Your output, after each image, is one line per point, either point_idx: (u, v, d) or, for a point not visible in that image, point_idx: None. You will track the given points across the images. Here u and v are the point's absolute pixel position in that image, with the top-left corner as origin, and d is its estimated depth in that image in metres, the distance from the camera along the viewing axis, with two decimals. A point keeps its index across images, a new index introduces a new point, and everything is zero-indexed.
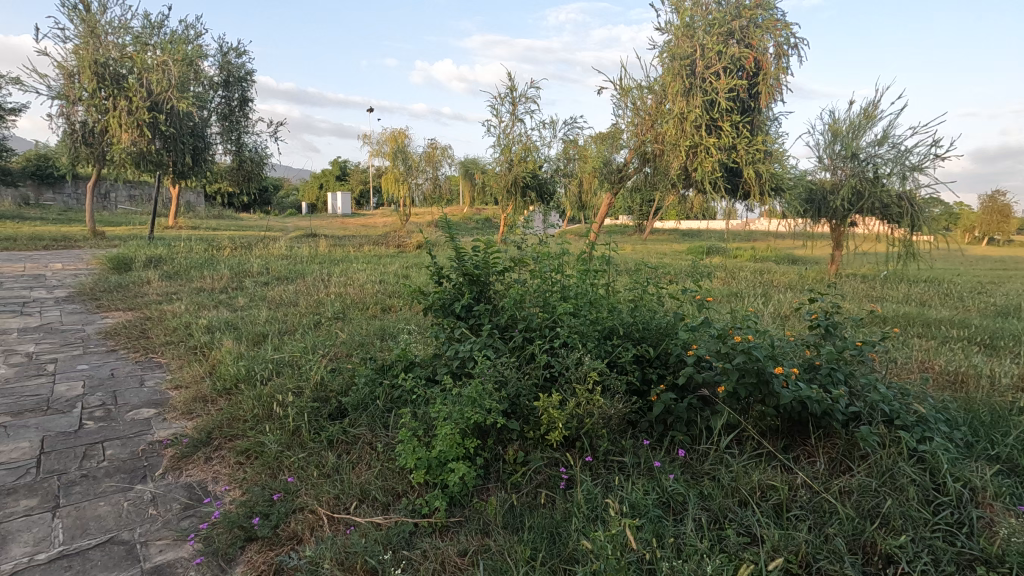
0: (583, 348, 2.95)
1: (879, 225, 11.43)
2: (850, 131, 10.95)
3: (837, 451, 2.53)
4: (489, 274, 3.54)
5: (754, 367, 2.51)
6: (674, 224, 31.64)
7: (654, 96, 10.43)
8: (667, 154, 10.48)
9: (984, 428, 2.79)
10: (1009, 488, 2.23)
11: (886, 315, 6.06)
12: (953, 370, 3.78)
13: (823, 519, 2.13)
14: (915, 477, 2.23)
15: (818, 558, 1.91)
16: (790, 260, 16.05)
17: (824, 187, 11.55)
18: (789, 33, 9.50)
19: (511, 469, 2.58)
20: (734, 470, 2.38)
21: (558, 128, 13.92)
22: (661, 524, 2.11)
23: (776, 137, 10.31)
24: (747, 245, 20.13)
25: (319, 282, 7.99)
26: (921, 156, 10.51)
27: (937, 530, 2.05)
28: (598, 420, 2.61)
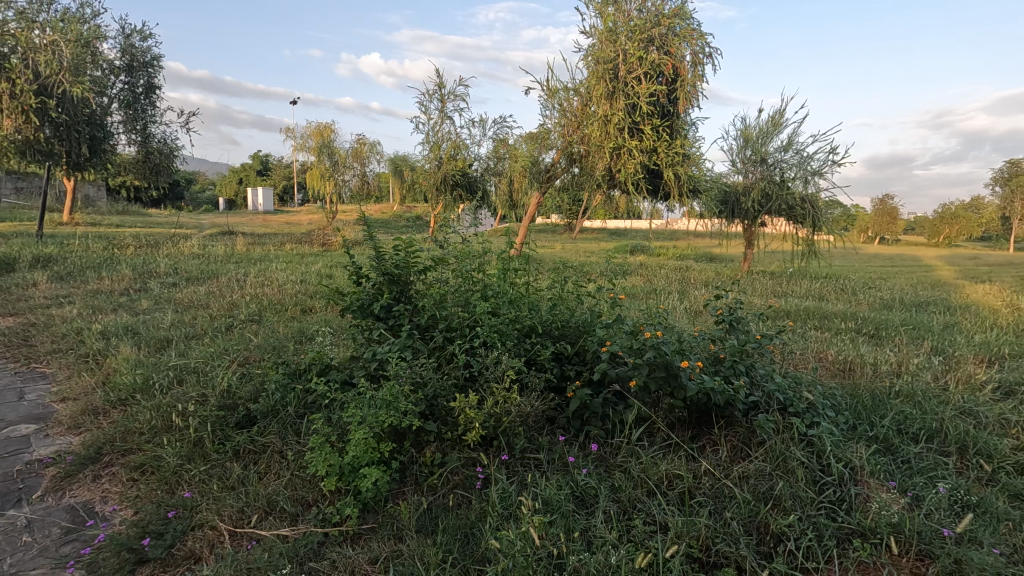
0: (502, 347, 2.96)
1: (786, 225, 12.31)
2: (760, 137, 11.69)
3: (738, 439, 2.68)
4: (410, 274, 3.47)
5: (663, 361, 2.63)
6: (602, 223, 32.63)
7: (581, 98, 10.69)
8: (592, 155, 10.77)
9: (866, 411, 3.06)
10: (883, 465, 2.46)
11: (789, 309, 6.52)
12: (842, 359, 4.13)
13: (722, 504, 2.26)
14: (804, 460, 2.41)
15: (717, 541, 2.02)
16: (708, 258, 16.97)
17: (737, 190, 12.28)
18: (704, 42, 9.97)
19: (427, 471, 2.55)
20: (643, 462, 2.48)
21: (487, 126, 13.94)
22: (573, 518, 2.15)
23: (694, 141, 10.78)
24: (670, 244, 21.04)
25: (234, 282, 7.56)
26: (821, 162, 11.40)
27: (821, 508, 2.22)
28: (515, 419, 2.63)
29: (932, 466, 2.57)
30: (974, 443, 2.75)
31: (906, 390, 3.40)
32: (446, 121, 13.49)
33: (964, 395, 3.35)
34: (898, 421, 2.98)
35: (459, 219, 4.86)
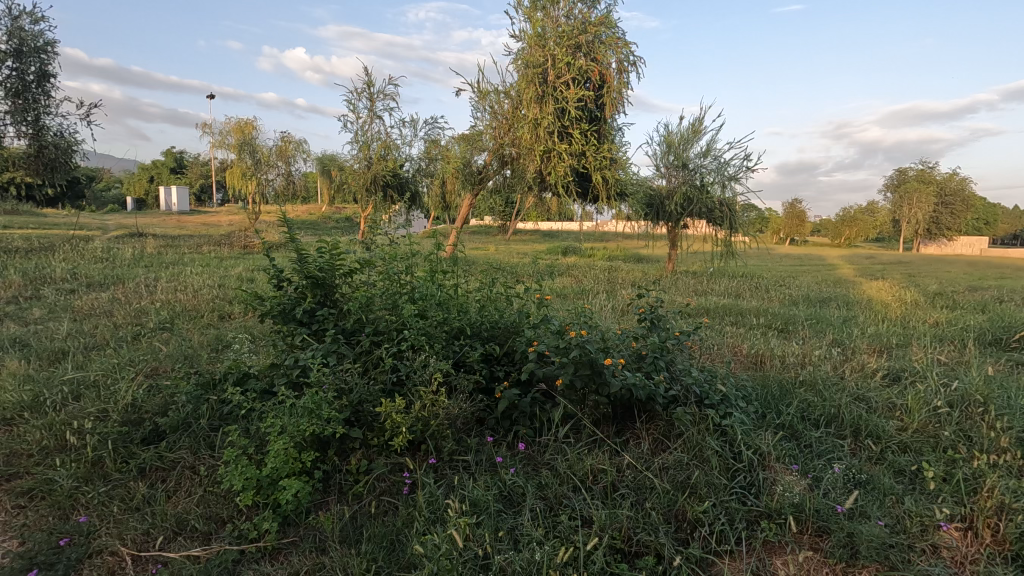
0: (429, 350, 2.94)
1: (706, 227, 12.99)
2: (682, 143, 12.27)
3: (658, 432, 2.80)
4: (335, 276, 3.36)
5: (587, 359, 2.70)
6: (535, 225, 33.10)
7: (511, 101, 10.79)
8: (523, 158, 10.90)
9: (774, 401, 3.29)
10: (788, 450, 2.65)
11: (708, 307, 6.89)
12: (755, 352, 4.42)
13: (643, 495, 2.35)
14: (718, 449, 2.55)
15: (637, 531, 2.10)
16: (635, 259, 17.61)
17: (661, 193, 12.82)
18: (628, 51, 10.32)
19: (352, 479, 2.49)
20: (569, 458, 2.54)
21: (418, 127, 13.76)
22: (500, 518, 2.17)
23: (620, 145, 11.14)
24: (600, 245, 21.65)
25: (143, 288, 7.02)
26: (737, 168, 12.12)
27: (733, 492, 2.36)
28: (443, 421, 2.61)
29: (830, 448, 2.80)
30: (866, 426, 3.02)
31: (809, 380, 3.68)
32: (376, 120, 13.19)
33: (858, 382, 3.68)
34: (801, 409, 3.23)
35: (390, 220, 4.77)
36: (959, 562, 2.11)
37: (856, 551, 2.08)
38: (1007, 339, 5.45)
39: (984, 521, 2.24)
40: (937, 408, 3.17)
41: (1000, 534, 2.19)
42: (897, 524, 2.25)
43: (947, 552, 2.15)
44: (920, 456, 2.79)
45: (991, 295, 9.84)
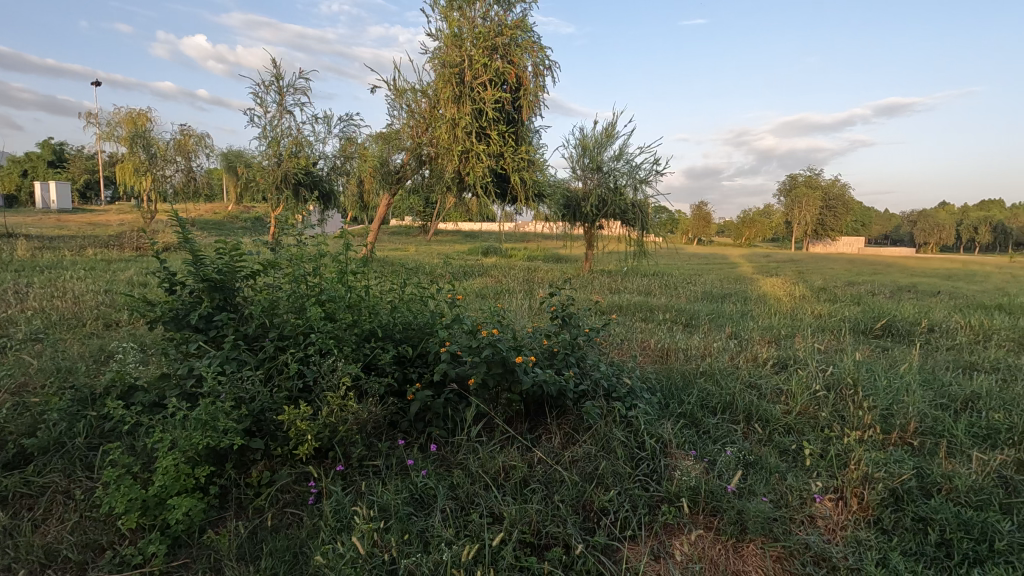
0: (338, 353, 2.84)
1: (619, 227, 13.52)
2: (596, 146, 12.69)
3: (568, 426, 2.88)
4: (236, 279, 3.16)
5: (499, 358, 2.72)
6: (457, 226, 33.02)
7: (428, 100, 10.70)
8: (441, 157, 10.84)
9: (677, 392, 3.49)
10: (687, 437, 2.82)
11: (621, 304, 7.19)
12: (661, 346, 4.67)
13: (553, 488, 2.41)
14: (623, 440, 2.66)
15: (546, 524, 2.15)
16: (554, 258, 18.04)
17: (577, 195, 13.20)
18: (543, 55, 10.46)
19: (252, 492, 2.37)
20: (481, 457, 2.56)
21: (332, 123, 13.29)
22: (410, 521, 2.15)
23: (537, 147, 11.33)
24: (520, 246, 21.94)
25: (11, 295, 6.25)
26: (647, 171, 12.73)
27: (637, 480, 2.48)
28: (352, 426, 2.53)
29: (725, 433, 3.01)
30: (756, 410, 3.28)
31: (709, 370, 3.94)
32: (286, 115, 12.60)
33: (751, 371, 3.99)
34: (701, 397, 3.45)
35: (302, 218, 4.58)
36: (832, 529, 2.34)
37: (745, 527, 2.25)
38: (875, 328, 6.13)
39: (852, 491, 2.50)
40: (815, 391, 3.50)
41: (865, 501, 2.45)
42: (780, 500, 2.46)
43: (821, 520, 2.38)
44: (801, 436, 3.06)
45: (864, 289, 11.02)
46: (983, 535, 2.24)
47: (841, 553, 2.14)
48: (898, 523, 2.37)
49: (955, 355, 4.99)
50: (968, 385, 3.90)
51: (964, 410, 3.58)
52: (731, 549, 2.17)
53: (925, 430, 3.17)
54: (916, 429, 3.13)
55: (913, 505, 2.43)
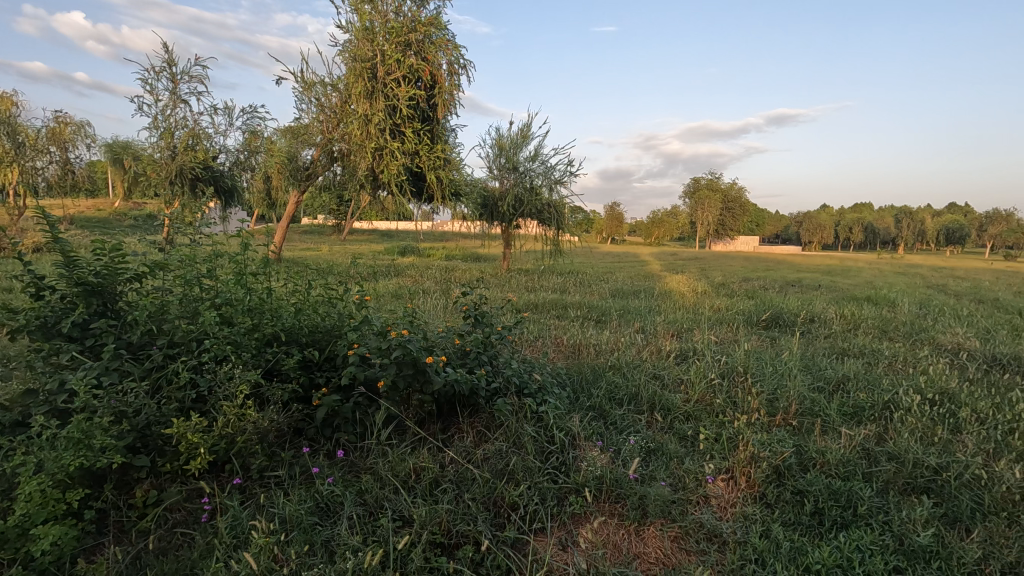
0: (236, 360, 2.67)
1: (536, 227, 13.77)
2: (512, 147, 12.84)
3: (480, 424, 2.91)
4: (117, 283, 2.88)
5: (410, 358, 2.68)
6: (373, 225, 32.15)
7: (339, 95, 10.34)
8: (354, 154, 10.50)
9: (586, 386, 3.62)
10: (595, 429, 2.94)
11: (537, 302, 7.34)
12: (574, 342, 4.82)
13: (464, 486, 2.42)
14: (534, 435, 2.72)
15: (457, 523, 2.16)
16: (473, 258, 18.08)
17: (494, 195, 13.30)
18: (458, 54, 10.38)
19: (137, 514, 2.18)
20: (391, 460, 2.52)
21: (234, 115, 12.47)
22: (314, 531, 2.08)
23: (453, 146, 11.28)
24: (439, 245, 21.77)
25: None
26: (561, 172, 13.07)
27: (546, 474, 2.54)
28: (251, 437, 2.39)
29: (630, 423, 3.16)
30: (659, 400, 3.48)
31: (616, 363, 4.12)
32: (181, 104, 11.65)
33: (655, 363, 4.21)
34: (609, 390, 3.60)
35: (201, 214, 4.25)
36: (723, 507, 2.52)
37: (646, 511, 2.38)
38: (765, 320, 6.68)
39: (741, 470, 2.71)
40: (711, 380, 3.77)
41: (752, 479, 2.67)
42: (678, 483, 2.62)
43: (714, 499, 2.55)
44: (699, 422, 3.28)
45: (757, 284, 11.97)
46: (849, 502, 2.51)
47: (730, 529, 2.31)
48: (780, 497, 2.60)
49: (830, 342, 5.56)
50: (840, 369, 4.36)
51: (836, 392, 4.01)
52: (633, 533, 2.29)
53: (804, 410, 3.50)
54: (796, 410, 3.46)
55: (792, 479, 2.68)
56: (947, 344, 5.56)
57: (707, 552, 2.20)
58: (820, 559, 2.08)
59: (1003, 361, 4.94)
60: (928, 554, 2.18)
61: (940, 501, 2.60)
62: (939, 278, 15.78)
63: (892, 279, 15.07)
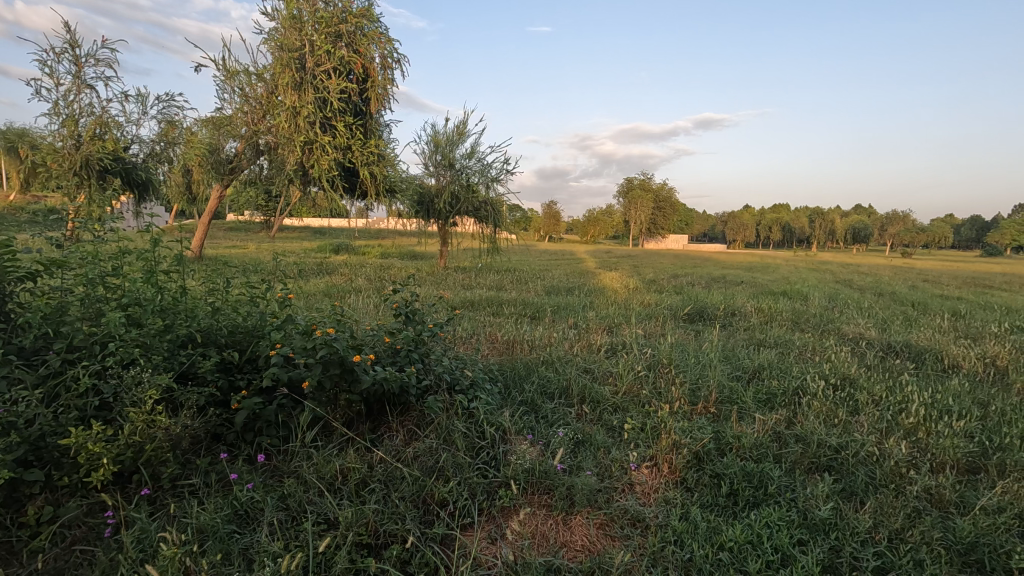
0: (146, 364, 2.50)
1: (473, 225, 13.74)
2: (448, 144, 12.75)
3: (411, 423, 2.88)
4: (6, 282, 2.61)
5: (337, 357, 2.60)
6: (305, 223, 31.02)
7: (265, 85, 9.87)
8: (282, 147, 10.05)
9: (519, 381, 3.66)
10: (525, 423, 2.98)
11: (473, 299, 7.34)
12: (508, 338, 4.86)
13: (393, 485, 2.39)
14: (464, 431, 2.73)
15: (384, 522, 2.13)
16: (410, 256, 17.84)
17: (431, 192, 13.15)
18: (391, 48, 10.16)
19: (30, 532, 2.00)
20: (316, 462, 2.45)
21: (148, 103, 11.65)
22: (232, 540, 1.99)
23: (387, 142, 11.04)
24: (375, 243, 21.30)
25: None
26: (498, 170, 13.10)
27: (476, 469, 2.56)
28: (163, 444, 2.26)
29: (560, 416, 3.23)
30: (589, 393, 3.57)
31: (549, 358, 4.19)
32: (86, 89, 10.75)
33: (586, 358, 4.32)
34: (541, 385, 3.66)
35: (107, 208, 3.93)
36: (647, 493, 2.62)
37: (573, 501, 2.45)
38: (691, 315, 7.00)
39: (664, 457, 2.84)
40: (638, 373, 3.92)
41: (674, 465, 2.80)
42: (604, 472, 2.71)
43: (638, 486, 2.66)
44: (626, 412, 3.40)
45: (686, 280, 12.50)
46: (761, 483, 2.69)
47: (652, 513, 2.41)
48: (699, 480, 2.74)
49: (749, 334, 5.91)
50: (757, 359, 4.64)
51: (752, 380, 4.27)
52: (561, 522, 2.34)
53: (723, 399, 3.71)
54: (716, 398, 3.66)
55: (710, 464, 2.83)
56: (850, 334, 6.05)
57: (630, 537, 2.28)
58: (733, 537, 2.21)
59: (897, 348, 5.44)
60: (828, 526, 2.36)
61: (840, 478, 2.83)
62: (845, 274, 17.11)
63: (806, 275, 16.19)
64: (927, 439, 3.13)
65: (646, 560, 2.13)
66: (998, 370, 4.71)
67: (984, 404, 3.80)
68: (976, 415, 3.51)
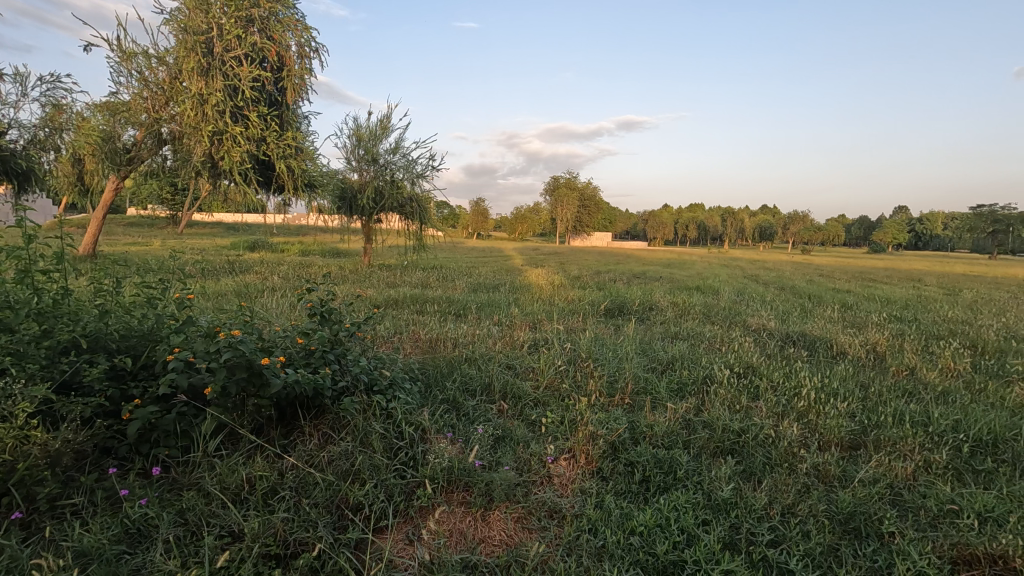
0: (18, 373, 2.24)
1: (398, 221, 13.48)
2: (370, 138, 12.44)
3: (325, 426, 2.79)
4: None
5: (243, 361, 2.45)
6: (217, 219, 29.22)
7: (168, 70, 9.11)
8: (187, 138, 9.30)
9: (440, 380, 3.64)
10: (444, 422, 2.97)
11: (397, 297, 7.21)
12: (430, 336, 4.82)
13: (305, 492, 2.31)
14: (382, 432, 2.68)
15: (294, 531, 2.05)
16: (333, 253, 17.27)
17: (354, 187, 12.76)
18: (309, 36, 9.74)
19: None
20: (219, 472, 2.32)
21: (29, 84, 10.51)
22: (121, 562, 1.84)
23: (305, 134, 10.59)
24: (295, 240, 20.39)
25: None
26: (423, 166, 12.92)
27: (393, 470, 2.51)
28: (39, 461, 2.04)
29: (481, 413, 3.24)
30: (511, 389, 3.61)
31: (471, 355, 4.19)
32: None
33: (508, 354, 4.37)
34: (463, 382, 3.66)
35: None
36: (564, 484, 2.68)
37: (491, 497, 2.46)
38: (611, 310, 7.26)
39: (581, 448, 2.92)
40: (558, 367, 4.01)
41: (590, 455, 2.88)
42: (523, 466, 2.75)
43: (556, 478, 2.71)
44: (546, 407, 3.47)
45: (608, 277, 12.93)
46: (670, 468, 2.83)
47: (568, 504, 2.47)
48: (614, 469, 2.85)
49: (664, 327, 6.20)
50: (670, 351, 4.89)
51: (665, 370, 4.48)
52: (479, 518, 2.35)
53: (638, 389, 3.88)
54: (632, 389, 3.81)
55: (625, 453, 2.95)
56: (754, 325, 6.51)
57: (547, 528, 2.33)
58: (643, 522, 2.32)
59: (794, 337, 5.92)
60: (729, 505, 2.53)
61: (741, 459, 3.04)
62: (753, 269, 18.34)
63: (718, 270, 17.22)
64: (816, 420, 3.43)
65: (561, 549, 2.18)
66: (878, 355, 5.23)
67: (865, 386, 4.22)
68: (858, 396, 3.88)
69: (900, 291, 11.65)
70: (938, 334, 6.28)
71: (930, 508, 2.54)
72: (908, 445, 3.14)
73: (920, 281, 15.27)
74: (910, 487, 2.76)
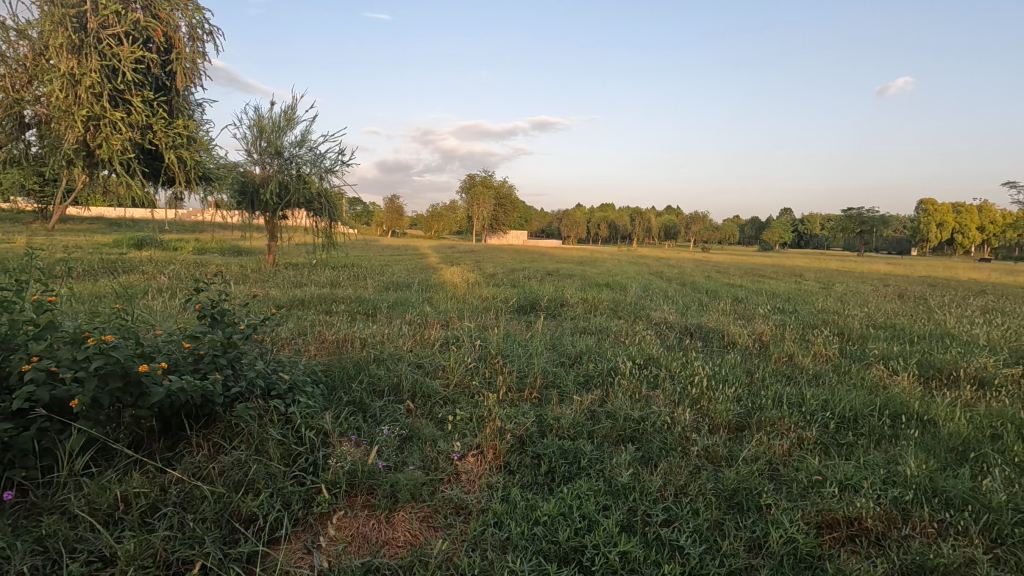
0: None
1: (306, 218, 12.86)
2: (273, 130, 11.80)
3: (216, 436, 2.62)
4: None
5: (116, 369, 2.22)
6: (95, 213, 26.41)
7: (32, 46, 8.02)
8: None
9: (345, 382, 3.53)
10: (348, 425, 2.89)
11: (302, 297, 6.90)
12: (336, 336, 4.66)
13: (190, 506, 2.16)
14: (279, 438, 2.56)
15: (176, 549, 1.91)
16: (232, 251, 16.18)
17: (255, 180, 12.03)
18: (202, 18, 8.98)
19: None
20: (89, 492, 2.11)
21: None
22: None
23: (199, 124, 9.77)
24: (189, 237, 18.88)
25: None
26: (332, 161, 12.43)
27: (291, 477, 2.42)
28: None
29: (389, 413, 3.18)
30: (420, 388, 3.58)
31: (378, 355, 4.10)
32: None
33: (417, 352, 4.32)
34: (370, 382, 3.58)
35: None
36: (471, 480, 2.69)
37: (396, 497, 2.43)
38: (522, 307, 7.38)
39: (489, 444, 2.94)
40: (468, 365, 4.02)
41: (498, 450, 2.92)
42: (429, 465, 2.73)
43: (464, 474, 2.72)
44: (455, 404, 3.46)
45: (523, 274, 13.15)
46: (575, 458, 2.93)
47: (474, 500, 2.49)
48: (521, 462, 2.90)
49: (573, 322, 6.40)
50: (577, 345, 5.06)
51: (573, 363, 4.64)
52: (383, 520, 2.30)
53: (547, 383, 3.98)
54: (541, 383, 3.91)
55: (532, 446, 3.01)
56: (656, 319, 6.89)
57: (453, 525, 2.33)
58: (547, 511, 2.38)
59: (691, 329, 6.34)
60: (627, 490, 2.66)
61: (640, 445, 3.20)
62: (658, 266, 19.42)
63: (626, 268, 18.05)
64: (707, 405, 3.70)
65: (466, 545, 2.19)
66: (762, 344, 5.73)
67: (751, 372, 4.60)
68: (744, 381, 4.23)
69: (784, 285, 12.77)
70: (813, 324, 6.98)
71: (801, 480, 2.81)
72: (785, 424, 3.46)
73: (801, 276, 16.88)
74: (786, 462, 3.04)
